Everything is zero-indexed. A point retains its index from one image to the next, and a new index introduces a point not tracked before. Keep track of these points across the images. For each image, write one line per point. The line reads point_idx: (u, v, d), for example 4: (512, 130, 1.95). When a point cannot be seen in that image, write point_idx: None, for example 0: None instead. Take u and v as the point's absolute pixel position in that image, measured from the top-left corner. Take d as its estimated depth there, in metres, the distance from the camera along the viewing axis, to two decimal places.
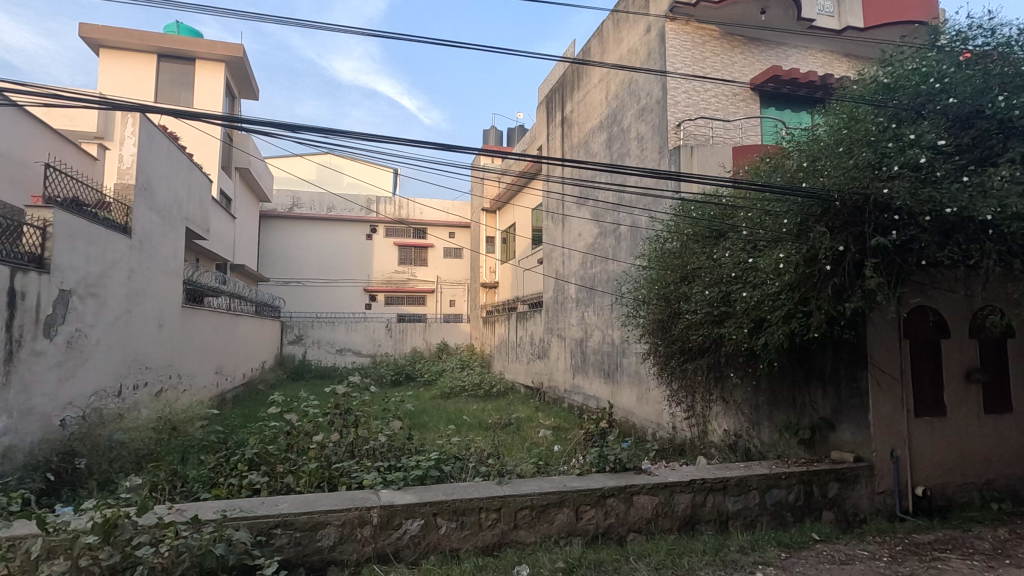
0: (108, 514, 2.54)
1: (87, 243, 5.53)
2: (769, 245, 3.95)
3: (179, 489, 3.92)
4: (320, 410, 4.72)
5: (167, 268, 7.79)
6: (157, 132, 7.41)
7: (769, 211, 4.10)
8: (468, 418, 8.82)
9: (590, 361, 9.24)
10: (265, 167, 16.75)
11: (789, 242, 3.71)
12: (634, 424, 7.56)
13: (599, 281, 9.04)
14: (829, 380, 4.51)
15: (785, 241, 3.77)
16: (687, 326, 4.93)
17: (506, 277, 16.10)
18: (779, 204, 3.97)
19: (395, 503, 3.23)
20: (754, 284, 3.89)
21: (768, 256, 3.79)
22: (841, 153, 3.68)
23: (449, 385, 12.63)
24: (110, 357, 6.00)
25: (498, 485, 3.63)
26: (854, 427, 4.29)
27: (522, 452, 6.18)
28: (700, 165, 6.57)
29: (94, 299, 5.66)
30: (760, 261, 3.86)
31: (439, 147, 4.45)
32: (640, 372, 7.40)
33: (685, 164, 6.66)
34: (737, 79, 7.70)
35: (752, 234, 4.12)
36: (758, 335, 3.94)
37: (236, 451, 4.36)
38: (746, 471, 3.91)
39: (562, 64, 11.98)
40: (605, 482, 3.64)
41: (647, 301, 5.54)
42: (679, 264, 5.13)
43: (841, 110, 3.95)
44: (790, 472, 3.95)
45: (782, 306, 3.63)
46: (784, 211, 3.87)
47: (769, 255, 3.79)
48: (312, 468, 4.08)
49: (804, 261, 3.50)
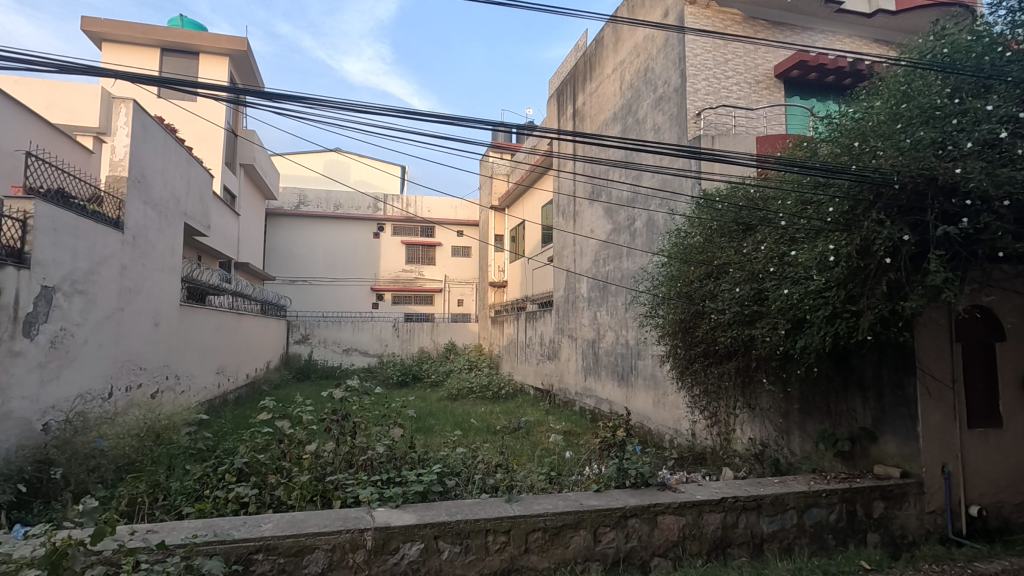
0: (57, 543, 2.20)
1: (72, 237, 5.23)
2: (811, 237, 3.57)
3: (160, 503, 3.63)
4: (315, 417, 4.44)
5: (163, 265, 7.49)
6: (154, 123, 7.14)
7: (812, 199, 3.73)
8: (474, 422, 8.49)
9: (603, 363, 8.86)
10: (270, 163, 16.50)
11: (837, 232, 3.33)
12: (650, 430, 7.18)
13: (612, 279, 8.66)
14: (871, 387, 4.10)
15: (833, 232, 3.40)
16: (712, 327, 4.55)
17: (515, 276, 15.74)
18: (824, 191, 3.60)
19: (391, 525, 2.88)
20: (794, 281, 3.52)
21: (811, 248, 3.41)
22: (898, 132, 3.31)
23: (456, 386, 12.30)
24: (99, 357, 5.71)
25: (507, 503, 3.27)
26: (900, 439, 3.89)
27: (531, 460, 5.83)
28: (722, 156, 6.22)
29: (81, 296, 5.37)
30: (799, 255, 3.49)
31: (442, 121, 4.28)
32: (656, 375, 7.02)
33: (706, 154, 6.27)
34: (761, 65, 7.28)
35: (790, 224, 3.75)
36: (796, 337, 3.56)
37: (224, 460, 4.08)
38: (782, 488, 3.52)
39: (574, 55, 11.60)
40: (626, 501, 3.27)
41: (667, 298, 5.16)
42: (704, 260, 4.76)
43: (893, 86, 3.55)
44: (832, 490, 3.56)
45: (826, 304, 3.24)
46: (832, 198, 3.51)
47: (812, 247, 3.41)
48: (305, 481, 3.69)
49: (854, 255, 3.11)
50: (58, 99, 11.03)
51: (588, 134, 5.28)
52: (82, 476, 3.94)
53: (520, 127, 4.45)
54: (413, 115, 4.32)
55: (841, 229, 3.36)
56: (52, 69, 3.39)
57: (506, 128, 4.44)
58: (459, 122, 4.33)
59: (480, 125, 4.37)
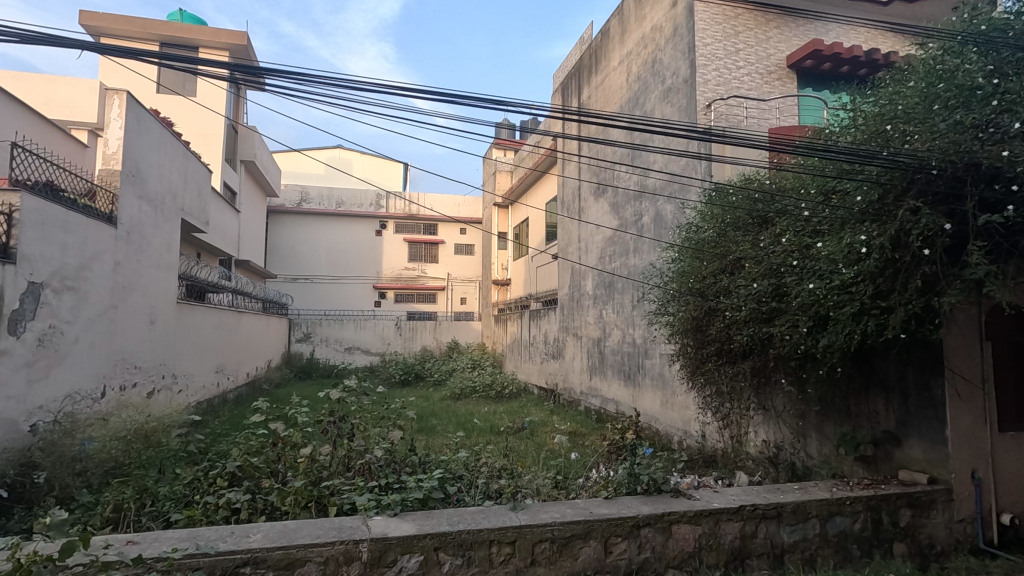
0: (22, 559, 2.03)
1: (62, 232, 5.06)
2: (838, 229, 3.39)
3: (147, 510, 3.47)
4: (312, 418, 4.25)
5: (160, 262, 7.32)
6: (149, 116, 6.98)
7: (837, 189, 3.56)
8: (478, 422, 8.31)
9: (609, 363, 8.66)
10: (270, 159, 16.27)
11: (867, 223, 3.16)
12: (658, 431, 6.98)
13: (619, 276, 8.46)
14: (894, 388, 3.90)
15: (863, 222, 3.24)
16: (726, 325, 4.34)
17: (519, 274, 15.54)
18: (853, 181, 3.41)
19: (389, 536, 2.69)
20: (818, 277, 3.33)
21: (838, 241, 3.23)
22: (933, 115, 3.14)
23: (458, 385, 12.12)
24: (90, 355, 5.54)
25: (512, 512, 3.08)
26: (926, 443, 3.68)
27: (536, 462, 5.65)
28: (734, 147, 6.05)
29: (71, 293, 5.21)
30: (824, 247, 3.31)
31: (435, 100, 4.11)
32: (665, 374, 6.82)
33: (718, 147, 6.10)
34: (773, 55, 7.05)
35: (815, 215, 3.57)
36: (819, 336, 3.37)
37: (216, 464, 3.92)
38: (803, 496, 3.33)
39: (578, 48, 11.39)
40: (638, 509, 3.09)
41: (679, 294, 4.96)
42: (718, 254, 4.57)
43: (926, 68, 3.34)
44: (856, 497, 3.36)
45: (853, 301, 3.06)
46: (862, 186, 3.35)
47: (839, 239, 3.23)
48: (299, 486, 3.50)
49: (889, 247, 2.94)
50: (57, 95, 10.97)
51: (598, 117, 5.05)
52: (68, 480, 3.77)
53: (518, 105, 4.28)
54: (408, 94, 4.13)
55: (872, 219, 3.20)
56: (18, 42, 3.18)
57: (501, 107, 4.27)
58: (454, 101, 4.15)
59: (475, 104, 4.21)
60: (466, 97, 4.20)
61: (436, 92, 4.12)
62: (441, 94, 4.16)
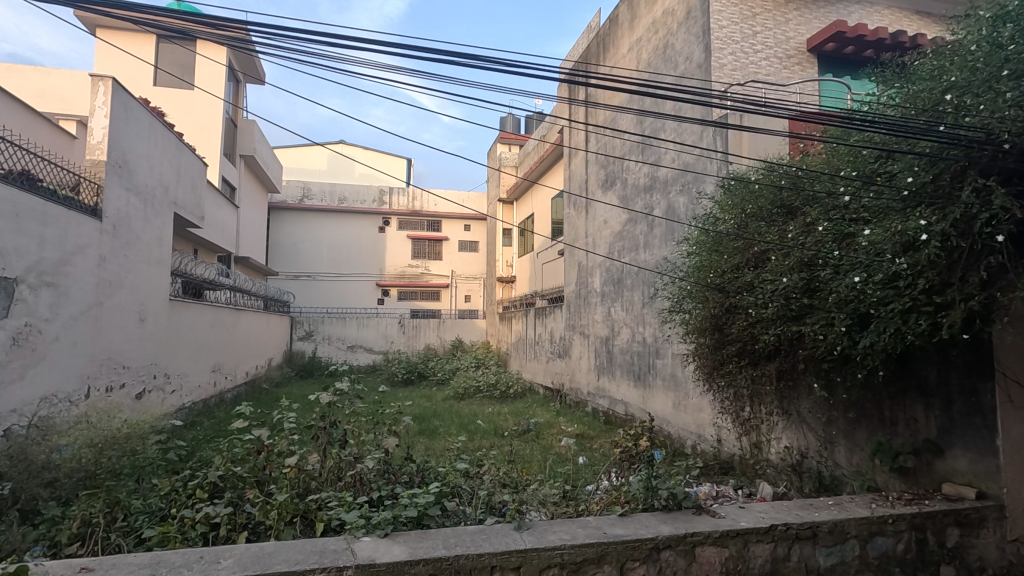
0: None
1: (39, 225, 4.78)
2: (885, 216, 3.08)
3: (118, 525, 3.19)
4: (300, 424, 3.93)
5: (150, 257, 7.03)
6: (138, 105, 6.71)
7: (884, 172, 3.28)
8: (481, 424, 8.01)
9: (617, 363, 8.34)
10: (271, 155, 16.01)
11: (922, 208, 2.88)
12: (670, 435, 6.65)
13: (628, 272, 8.12)
14: (935, 393, 3.56)
15: (916, 207, 2.96)
16: (750, 324, 3.98)
17: (524, 270, 15.21)
18: (905, 163, 3.13)
19: (376, 563, 2.38)
20: (861, 270, 3.01)
21: (886, 229, 2.91)
22: (998, 84, 2.83)
23: (462, 384, 11.80)
24: (72, 354, 5.27)
25: (516, 532, 2.77)
26: (974, 454, 3.34)
27: (543, 468, 5.34)
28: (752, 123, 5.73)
29: (50, 289, 4.92)
30: (869, 236, 3.00)
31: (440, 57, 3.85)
32: (677, 375, 6.49)
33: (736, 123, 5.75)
34: (792, 38, 6.66)
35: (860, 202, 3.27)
36: (858, 336, 3.04)
37: (197, 474, 3.63)
38: (840, 513, 2.99)
39: (585, 37, 11.01)
40: (657, 530, 2.76)
41: (697, 291, 4.60)
42: (740, 246, 4.21)
43: (986, 33, 3.00)
44: (899, 515, 3.03)
45: (901, 297, 2.76)
46: (914, 167, 3.07)
47: (888, 227, 2.92)
48: (283, 500, 3.19)
49: (951, 233, 2.64)
50: (52, 87, 10.88)
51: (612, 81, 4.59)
52: (35, 491, 3.43)
53: (519, 67, 3.93)
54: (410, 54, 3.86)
55: (927, 202, 2.92)
56: None
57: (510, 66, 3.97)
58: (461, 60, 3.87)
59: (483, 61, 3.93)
60: (461, 55, 3.85)
61: (432, 50, 3.78)
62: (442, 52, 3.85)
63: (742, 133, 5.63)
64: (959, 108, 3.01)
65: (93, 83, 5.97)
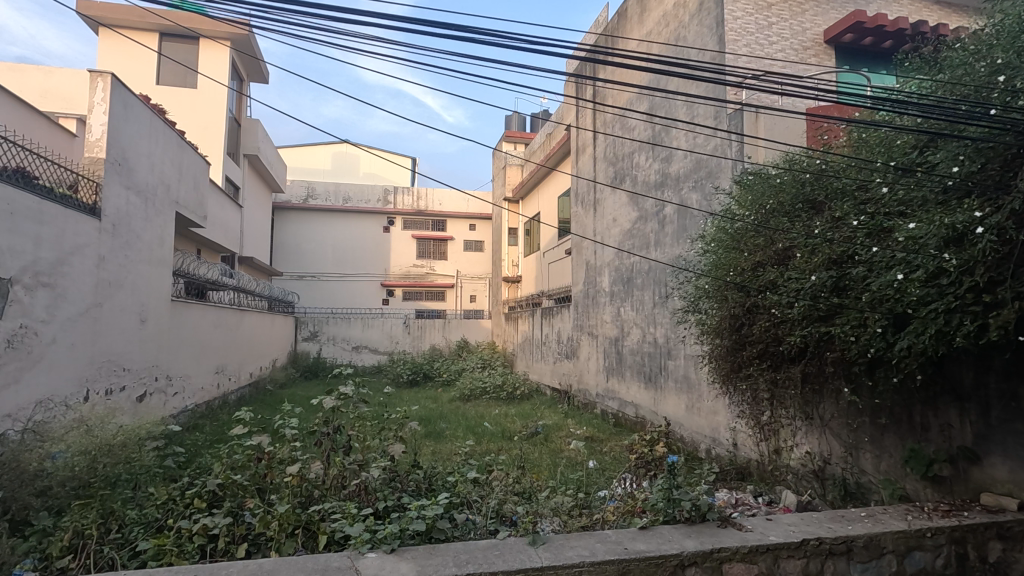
0: None
1: (35, 224, 4.64)
2: (927, 210, 2.94)
3: (112, 536, 3.04)
4: (303, 430, 3.77)
5: (151, 258, 6.89)
6: (138, 101, 6.57)
7: (924, 163, 3.16)
8: (488, 426, 7.84)
9: (627, 364, 8.15)
10: (275, 155, 15.90)
11: (972, 200, 2.75)
12: (683, 438, 6.47)
13: (638, 271, 7.94)
14: (971, 398, 3.37)
15: (964, 199, 2.84)
16: (773, 325, 3.80)
17: (531, 270, 15.04)
18: (949, 154, 3.02)
19: None
20: (902, 266, 2.87)
21: (930, 223, 2.78)
22: None
23: (469, 385, 11.65)
24: (70, 357, 5.14)
25: (531, 547, 2.60)
26: (1014, 462, 3.15)
27: (554, 473, 5.18)
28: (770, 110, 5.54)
29: (46, 289, 4.79)
30: (910, 230, 2.86)
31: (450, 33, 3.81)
32: (690, 377, 6.31)
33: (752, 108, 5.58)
34: (809, 29, 6.46)
35: (903, 196, 3.16)
36: (895, 338, 2.89)
37: (196, 482, 3.47)
38: (876, 526, 2.81)
39: (593, 32, 10.82)
40: (681, 545, 2.59)
41: (715, 291, 4.41)
42: (761, 243, 4.02)
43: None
44: (938, 528, 2.84)
45: (945, 296, 2.64)
46: (959, 156, 2.97)
47: (931, 221, 2.78)
48: (285, 510, 3.03)
49: (1006, 227, 2.51)
50: (54, 85, 10.78)
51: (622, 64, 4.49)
52: (26, 500, 3.29)
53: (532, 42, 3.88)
54: (418, 29, 3.77)
55: (979, 193, 2.82)
56: None
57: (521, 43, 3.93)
58: (471, 34, 3.83)
59: (494, 37, 3.88)
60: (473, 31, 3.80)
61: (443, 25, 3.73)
62: (452, 28, 3.80)
63: (758, 113, 5.51)
64: (1009, 93, 2.91)
65: (91, 80, 5.83)
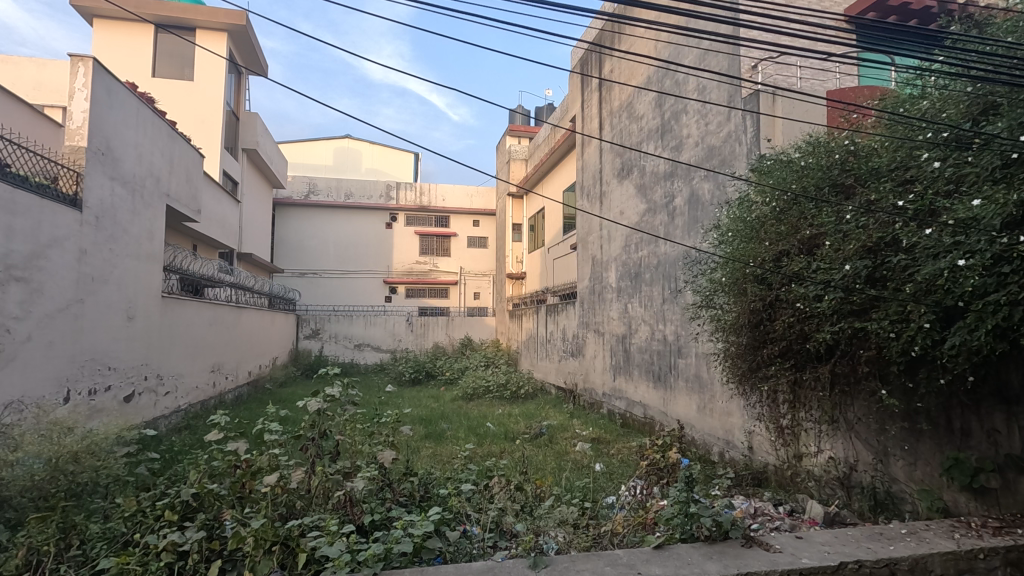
0: None
1: (6, 215, 4.37)
2: (986, 187, 2.67)
3: (71, 555, 2.74)
4: (287, 435, 3.46)
5: (139, 252, 6.63)
6: (124, 88, 6.29)
7: (979, 138, 2.88)
8: (490, 427, 7.53)
9: (635, 362, 7.83)
10: (275, 149, 15.63)
11: None
12: (695, 440, 6.15)
13: (646, 266, 7.63)
14: (1021, 401, 3.05)
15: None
16: (798, 320, 3.48)
17: (535, 266, 14.72)
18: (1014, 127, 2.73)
19: None
20: (956, 252, 2.61)
21: (995, 202, 2.50)
22: None
23: (472, 384, 11.36)
24: (47, 355, 4.88)
25: (531, 571, 2.31)
26: None
27: (558, 479, 4.87)
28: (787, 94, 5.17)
29: (19, 284, 4.51)
30: (969, 211, 2.59)
31: None
32: (702, 376, 5.98)
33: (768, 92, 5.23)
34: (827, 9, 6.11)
35: (958, 172, 2.87)
36: (946, 334, 2.63)
37: (167, 492, 3.17)
38: (921, 547, 2.49)
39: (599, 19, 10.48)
40: (702, 569, 2.29)
41: (732, 284, 4.09)
42: (785, 231, 3.69)
43: None
44: (992, 549, 2.52)
45: (1007, 286, 2.40)
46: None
47: (994, 201, 2.51)
48: (260, 524, 2.67)
49: None
50: (49, 78, 10.55)
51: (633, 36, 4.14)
52: None
53: None
54: None
55: None
56: None
57: None
58: None
59: None
60: None
61: None
62: None
63: (775, 95, 5.12)
64: None
65: (73, 63, 5.53)
